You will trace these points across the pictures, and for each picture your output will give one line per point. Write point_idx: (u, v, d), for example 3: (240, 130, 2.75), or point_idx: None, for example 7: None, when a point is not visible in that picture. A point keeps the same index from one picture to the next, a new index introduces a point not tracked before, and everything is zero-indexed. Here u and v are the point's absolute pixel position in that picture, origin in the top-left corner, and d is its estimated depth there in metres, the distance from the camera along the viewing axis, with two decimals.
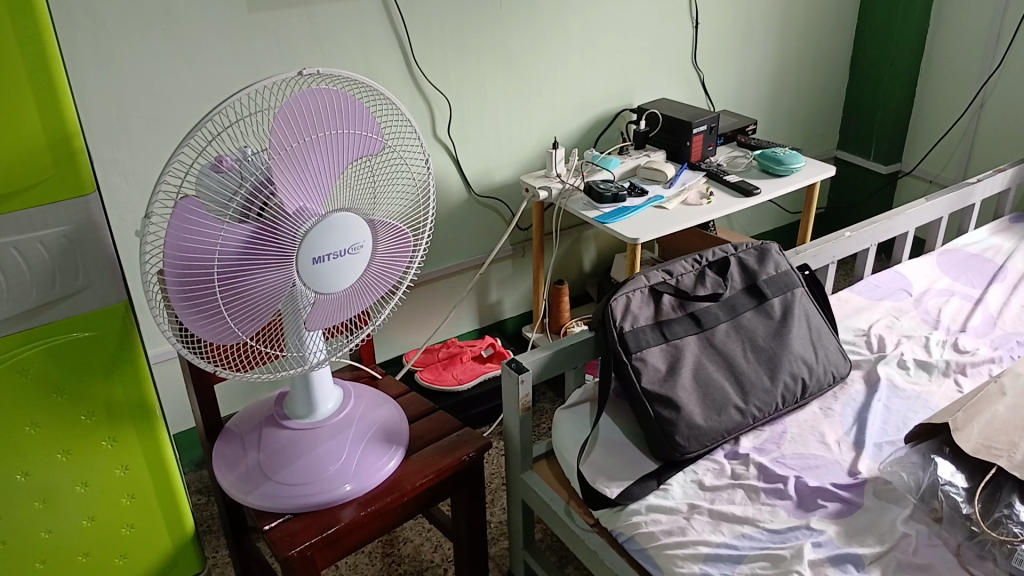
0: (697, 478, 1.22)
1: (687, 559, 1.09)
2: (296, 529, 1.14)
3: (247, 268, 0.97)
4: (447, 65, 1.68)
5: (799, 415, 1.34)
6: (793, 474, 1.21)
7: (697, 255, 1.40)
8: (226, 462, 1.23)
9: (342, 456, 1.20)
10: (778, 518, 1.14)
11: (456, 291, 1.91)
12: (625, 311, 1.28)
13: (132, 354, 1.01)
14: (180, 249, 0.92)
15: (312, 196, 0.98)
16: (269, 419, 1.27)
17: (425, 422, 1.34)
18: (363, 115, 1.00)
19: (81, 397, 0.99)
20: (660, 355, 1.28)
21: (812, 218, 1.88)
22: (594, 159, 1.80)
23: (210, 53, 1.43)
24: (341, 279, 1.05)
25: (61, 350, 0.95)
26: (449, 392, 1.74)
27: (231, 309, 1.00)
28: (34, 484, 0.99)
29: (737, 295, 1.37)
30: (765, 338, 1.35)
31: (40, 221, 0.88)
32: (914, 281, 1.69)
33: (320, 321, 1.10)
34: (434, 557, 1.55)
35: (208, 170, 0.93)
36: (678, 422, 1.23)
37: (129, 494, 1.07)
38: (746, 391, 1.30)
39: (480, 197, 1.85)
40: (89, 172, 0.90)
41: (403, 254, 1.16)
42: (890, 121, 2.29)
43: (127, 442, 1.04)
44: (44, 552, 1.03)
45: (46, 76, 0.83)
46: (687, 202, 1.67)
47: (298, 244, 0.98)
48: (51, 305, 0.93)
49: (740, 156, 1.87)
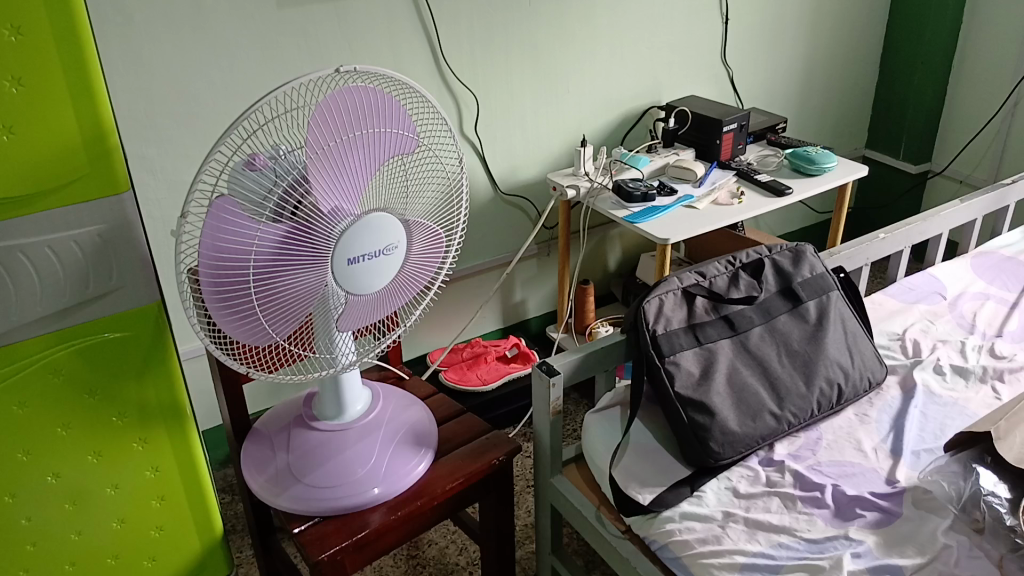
0: (731, 485, 1.21)
1: (722, 568, 1.07)
2: (325, 532, 1.13)
3: (282, 268, 0.95)
4: (474, 61, 1.66)
5: (834, 421, 1.32)
6: (830, 482, 1.19)
7: (730, 256, 1.38)
8: (254, 463, 1.22)
9: (371, 459, 1.19)
10: (816, 527, 1.12)
11: (480, 290, 1.89)
12: (658, 314, 1.26)
13: (164, 355, 0.99)
14: (214, 251, 0.91)
15: (348, 196, 0.96)
16: (297, 419, 1.26)
17: (454, 425, 1.33)
18: (399, 114, 0.98)
19: (113, 398, 0.98)
20: (693, 359, 1.26)
21: (843, 219, 1.85)
22: (623, 158, 1.78)
23: (238, 49, 1.42)
24: (374, 280, 1.04)
25: (94, 351, 0.94)
26: (474, 392, 1.72)
27: (265, 310, 0.98)
28: (65, 486, 0.98)
29: (772, 298, 1.35)
30: (800, 342, 1.33)
31: (74, 221, 0.87)
32: (948, 284, 1.66)
33: (352, 322, 1.08)
34: (459, 559, 1.53)
35: (243, 169, 0.91)
36: (713, 428, 1.21)
37: (159, 495, 1.06)
38: (781, 396, 1.28)
39: (506, 195, 1.83)
40: (123, 172, 0.88)
41: (435, 254, 1.14)
42: (920, 120, 2.25)
43: (158, 443, 1.03)
44: (74, 554, 1.02)
45: (81, 74, 0.82)
46: (718, 202, 1.65)
47: (333, 245, 0.97)
48: (84, 306, 0.91)
49: (771, 155, 1.85)
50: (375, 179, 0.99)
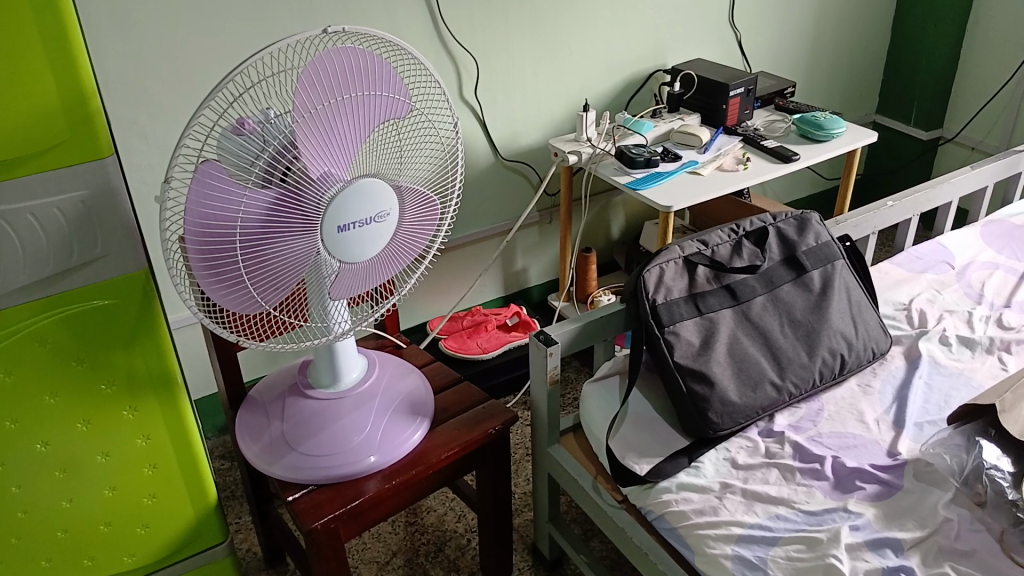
0: (730, 455, 1.19)
1: (718, 540, 1.06)
2: (319, 501, 1.12)
3: (271, 236, 0.93)
4: (474, 23, 1.62)
5: (836, 392, 1.30)
6: (831, 453, 1.17)
7: (734, 225, 1.35)
8: (249, 432, 1.21)
9: (367, 428, 1.18)
10: (814, 499, 1.10)
11: (481, 258, 1.87)
12: (658, 283, 1.24)
13: (153, 323, 0.98)
14: (201, 218, 0.89)
15: (338, 161, 0.94)
16: (292, 388, 1.25)
17: (451, 394, 1.32)
18: (391, 77, 0.95)
19: (101, 366, 0.96)
20: (694, 329, 1.24)
21: (851, 185, 1.81)
22: (626, 123, 1.74)
23: (228, 10, 1.38)
24: (366, 248, 1.01)
25: (81, 319, 0.93)
26: (473, 360, 1.71)
27: (255, 279, 0.96)
28: (54, 454, 0.97)
29: (775, 267, 1.33)
30: (803, 312, 1.30)
31: (56, 186, 0.85)
32: (957, 253, 1.62)
33: (344, 290, 1.07)
34: (458, 527, 1.53)
35: (229, 133, 0.89)
36: (712, 399, 1.19)
37: (151, 464, 1.05)
38: (782, 366, 1.26)
39: (507, 160, 1.80)
40: (106, 136, 0.86)
41: (430, 222, 1.11)
42: (932, 84, 2.20)
43: (149, 412, 1.02)
44: (66, 521, 1.02)
45: (59, 37, 0.79)
46: (722, 168, 1.62)
47: (322, 211, 0.94)
48: (69, 274, 0.90)
49: (778, 120, 1.80)
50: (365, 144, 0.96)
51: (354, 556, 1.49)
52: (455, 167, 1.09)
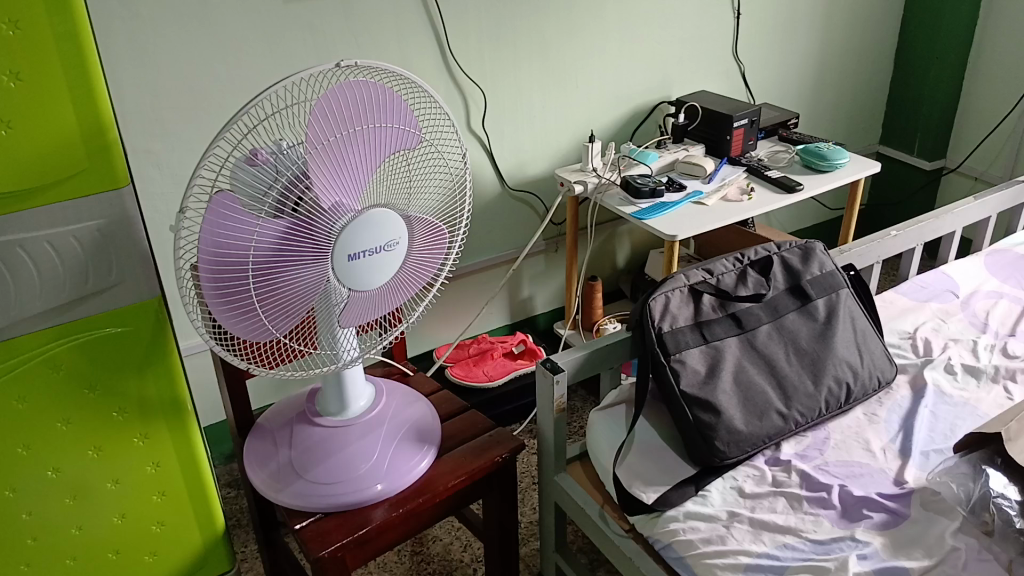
0: (737, 484, 1.19)
1: (726, 569, 1.06)
2: (326, 528, 1.13)
3: (282, 264, 0.95)
4: (482, 55, 1.65)
5: (842, 420, 1.30)
6: (837, 482, 1.17)
7: (738, 253, 1.36)
8: (257, 459, 1.22)
9: (374, 455, 1.18)
10: (821, 528, 1.10)
11: (487, 286, 1.88)
12: (664, 311, 1.25)
13: (165, 350, 0.99)
14: (214, 247, 0.91)
15: (349, 191, 0.95)
16: (301, 415, 1.25)
17: (458, 421, 1.32)
18: (401, 108, 0.97)
19: (113, 393, 0.97)
20: (699, 357, 1.25)
21: (855, 215, 1.82)
22: (631, 153, 1.76)
23: (243, 44, 1.42)
24: (375, 276, 1.03)
25: (94, 346, 0.94)
26: (480, 389, 1.72)
27: (266, 308, 0.98)
28: (66, 480, 0.98)
29: (780, 295, 1.34)
30: (808, 341, 1.31)
31: (73, 215, 0.87)
32: (961, 282, 1.63)
33: (353, 318, 1.08)
34: (464, 556, 1.53)
35: (242, 163, 0.90)
36: (719, 428, 1.20)
37: (161, 491, 1.06)
38: (788, 394, 1.26)
39: (514, 190, 1.82)
40: (123, 167, 0.88)
41: (438, 251, 1.12)
42: (935, 115, 2.22)
43: (159, 438, 1.03)
44: (75, 548, 1.02)
45: (80, 69, 0.81)
46: (727, 198, 1.63)
47: (333, 240, 0.96)
48: (84, 301, 0.91)
49: (781, 150, 1.82)
50: (376, 175, 0.98)
51: None
52: (460, 197, 1.10)
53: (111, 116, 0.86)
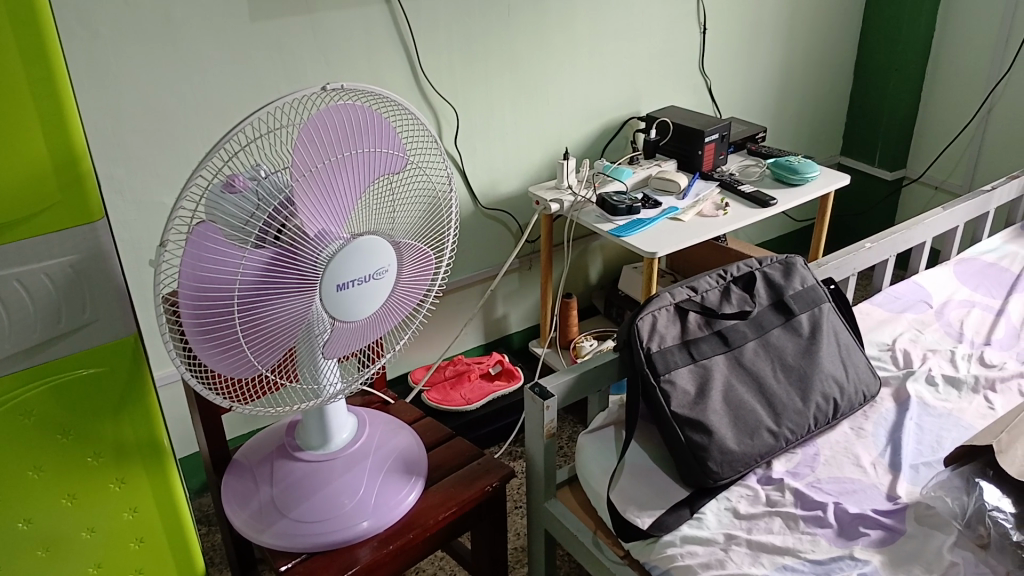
0: (731, 505, 1.18)
1: None
2: (313, 570, 1.08)
3: (266, 295, 0.90)
4: (453, 73, 1.62)
5: (830, 435, 1.30)
6: (831, 500, 1.17)
7: (721, 270, 1.36)
8: (236, 498, 1.16)
9: (360, 490, 1.14)
10: (819, 547, 1.09)
11: (462, 307, 1.85)
12: (652, 331, 1.23)
13: (142, 389, 0.94)
14: (196, 282, 0.86)
15: (335, 218, 0.91)
16: (281, 450, 1.21)
17: (443, 450, 1.28)
18: (388, 133, 0.94)
19: (88, 437, 0.92)
20: (688, 376, 1.23)
21: (826, 227, 1.83)
22: (605, 170, 1.74)
23: (209, 65, 1.37)
24: (363, 306, 0.99)
25: (67, 388, 0.89)
26: (458, 412, 1.68)
27: (251, 342, 0.93)
28: (37, 532, 0.92)
29: (764, 311, 1.33)
30: (794, 356, 1.31)
31: (45, 251, 0.82)
32: (933, 292, 1.65)
33: (338, 349, 1.03)
34: None
35: (221, 191, 0.86)
36: (711, 448, 1.18)
37: (138, 537, 1.00)
38: (777, 411, 1.25)
39: (487, 209, 1.80)
40: (98, 198, 0.83)
41: (425, 277, 1.09)
42: (895, 127, 2.26)
43: (136, 482, 0.97)
44: None
45: (50, 97, 0.77)
46: (703, 214, 1.63)
47: (320, 270, 0.92)
48: (56, 342, 0.86)
49: (752, 164, 1.83)
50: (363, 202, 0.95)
51: None
52: (446, 221, 1.06)
53: (85, 146, 0.81)
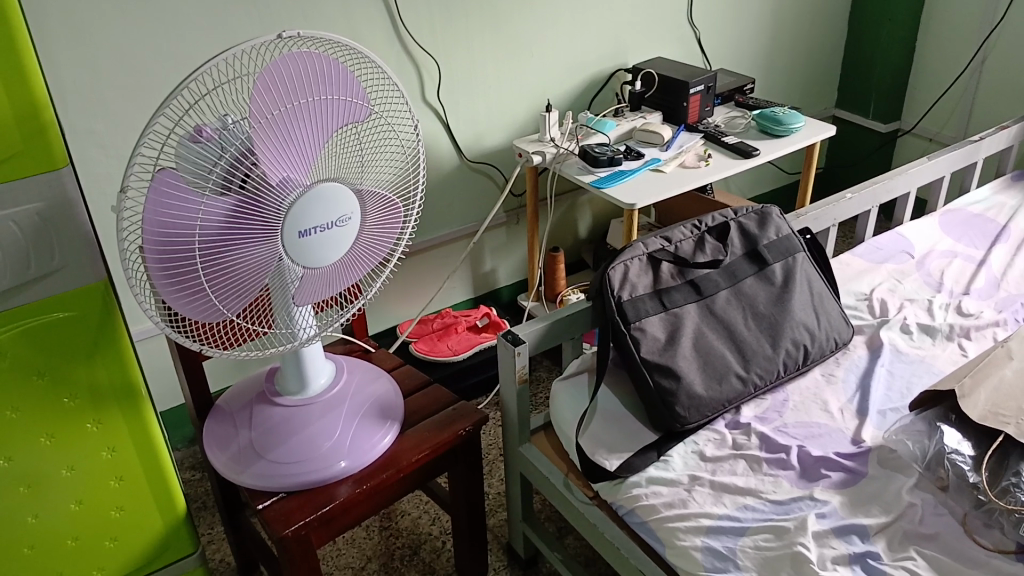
0: (698, 448, 1.20)
1: (688, 532, 1.08)
2: (290, 508, 1.12)
3: (231, 242, 0.92)
4: (434, 26, 1.62)
5: (801, 382, 1.32)
6: (796, 443, 1.19)
7: (696, 220, 1.37)
8: (217, 441, 1.20)
9: (336, 433, 1.18)
10: (781, 489, 1.12)
11: (449, 261, 1.87)
12: (623, 280, 1.25)
13: (115, 333, 0.98)
14: (159, 228, 0.88)
15: (296, 165, 0.93)
16: (261, 396, 1.24)
17: (421, 396, 1.31)
18: (348, 80, 0.95)
19: (63, 379, 0.95)
20: (659, 324, 1.25)
21: (812, 178, 1.83)
22: (588, 122, 1.74)
23: (185, 19, 1.38)
24: (328, 253, 1.01)
25: (41, 331, 0.92)
26: (445, 362, 1.72)
27: (216, 288, 0.96)
28: (19, 469, 0.95)
29: (738, 260, 1.34)
30: (766, 305, 1.32)
31: (11, 198, 0.84)
32: (916, 243, 1.65)
33: (308, 296, 1.06)
34: (433, 529, 1.53)
35: (186, 141, 0.88)
36: (679, 393, 1.21)
37: (118, 476, 1.04)
38: (747, 358, 1.27)
39: (472, 162, 1.81)
40: (61, 147, 0.86)
41: (392, 226, 1.11)
42: (888, 78, 2.24)
43: (113, 423, 1.01)
44: (32, 537, 1.00)
45: (9, 48, 0.78)
46: (685, 165, 1.63)
47: (282, 216, 0.94)
48: (26, 287, 0.89)
49: (738, 116, 1.82)
50: (326, 150, 0.96)
51: (328, 562, 1.48)
52: (412, 172, 1.08)
53: (47, 96, 0.83)
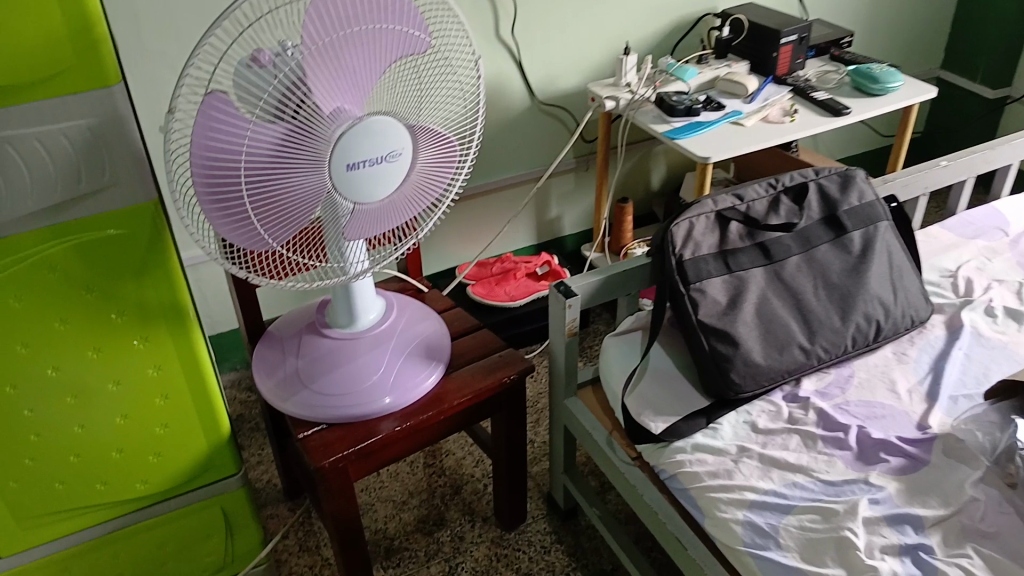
0: (750, 419, 1.15)
1: (730, 504, 1.04)
2: (329, 439, 1.12)
3: (279, 171, 0.90)
4: None
5: (868, 358, 1.24)
6: (856, 423, 1.12)
7: (772, 179, 1.29)
8: (265, 367, 1.21)
9: (380, 369, 1.17)
10: (834, 469, 1.06)
11: (514, 204, 1.83)
12: (687, 238, 1.19)
13: (165, 254, 0.97)
14: (208, 148, 0.86)
15: (347, 96, 0.90)
16: (310, 326, 1.24)
17: (470, 339, 1.29)
18: (407, 9, 0.90)
19: (112, 295, 0.96)
20: (721, 287, 1.19)
21: (906, 143, 1.71)
22: (669, 69, 1.65)
23: None
24: (378, 188, 0.98)
25: (92, 247, 0.92)
26: (501, 308, 1.69)
27: (262, 215, 0.94)
28: (66, 379, 0.98)
29: (814, 225, 1.26)
30: (839, 275, 1.24)
31: (64, 111, 0.85)
32: (1014, 220, 1.53)
33: (359, 231, 1.04)
34: (475, 472, 1.53)
35: (245, 65, 0.86)
36: (735, 359, 1.15)
37: (163, 394, 1.05)
38: (812, 329, 1.20)
39: (544, 104, 1.74)
40: (113, 62, 0.85)
41: (446, 164, 1.08)
42: (1003, 39, 2.07)
43: (160, 342, 1.02)
44: (78, 446, 1.03)
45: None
46: (767, 120, 1.53)
47: (331, 147, 0.91)
48: (77, 202, 0.90)
49: (831, 70, 1.71)
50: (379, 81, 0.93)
51: (370, 493, 1.49)
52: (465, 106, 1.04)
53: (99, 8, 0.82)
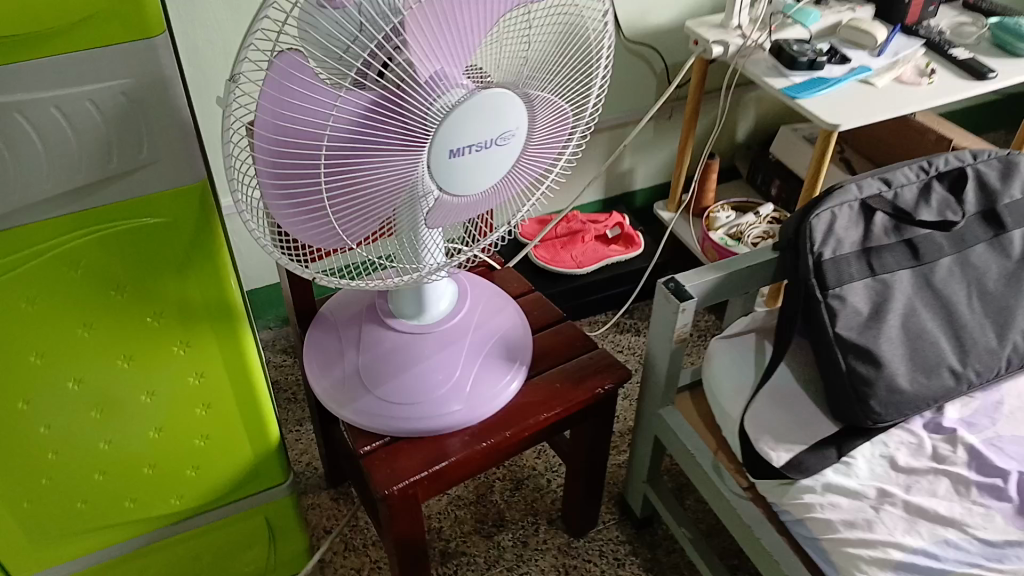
0: (888, 453, 0.98)
1: (872, 564, 0.88)
2: (395, 458, 0.95)
3: (361, 153, 0.70)
4: None
5: (1019, 382, 1.07)
6: (1015, 467, 0.96)
7: (924, 162, 1.10)
8: (318, 360, 1.03)
9: (456, 373, 0.99)
10: (993, 525, 0.90)
11: (585, 154, 1.61)
12: (828, 232, 1.00)
13: (214, 246, 0.78)
14: (278, 123, 0.66)
15: (453, 60, 0.69)
16: (371, 312, 1.05)
17: (553, 334, 1.11)
18: None
19: (148, 295, 0.77)
20: (863, 293, 1.00)
21: None
22: (786, 10, 1.44)
23: None
24: (476, 178, 0.77)
25: (124, 239, 0.73)
26: (567, 275, 1.51)
27: (338, 205, 0.75)
28: (92, 391, 0.80)
29: (970, 222, 1.08)
30: (996, 282, 1.06)
31: (90, 68, 0.64)
32: None
33: (441, 221, 0.84)
34: (537, 464, 1.37)
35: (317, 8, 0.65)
36: (877, 384, 0.96)
37: (205, 403, 0.88)
38: (965, 349, 1.02)
39: (630, 43, 1.51)
40: (156, 6, 0.64)
41: (557, 141, 0.87)
42: None
43: (204, 346, 0.84)
44: (105, 462, 0.86)
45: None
46: (901, 79, 1.33)
47: (434, 129, 0.71)
48: (105, 185, 0.70)
49: (969, 22, 1.47)
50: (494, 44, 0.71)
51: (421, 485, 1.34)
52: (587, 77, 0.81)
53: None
